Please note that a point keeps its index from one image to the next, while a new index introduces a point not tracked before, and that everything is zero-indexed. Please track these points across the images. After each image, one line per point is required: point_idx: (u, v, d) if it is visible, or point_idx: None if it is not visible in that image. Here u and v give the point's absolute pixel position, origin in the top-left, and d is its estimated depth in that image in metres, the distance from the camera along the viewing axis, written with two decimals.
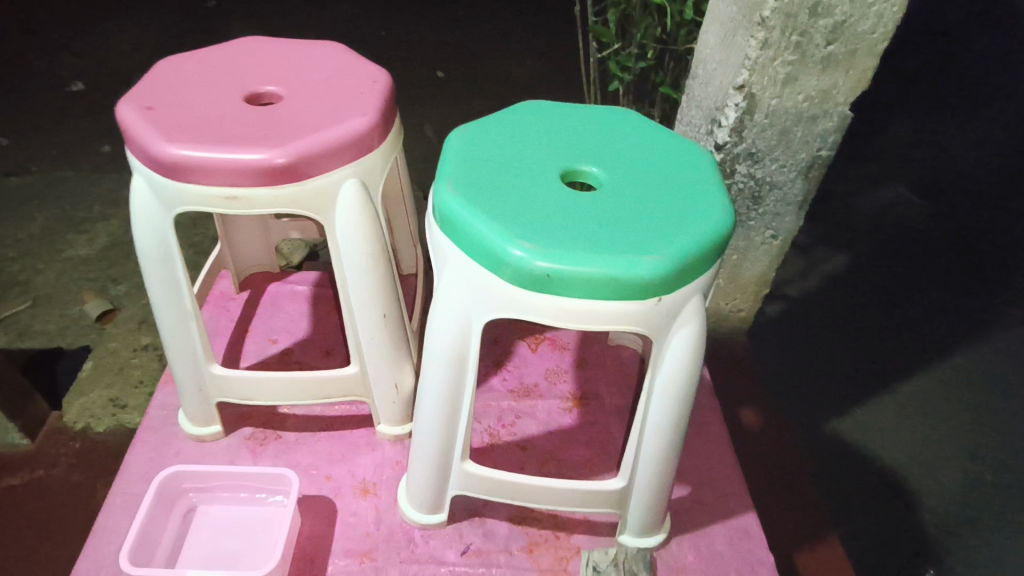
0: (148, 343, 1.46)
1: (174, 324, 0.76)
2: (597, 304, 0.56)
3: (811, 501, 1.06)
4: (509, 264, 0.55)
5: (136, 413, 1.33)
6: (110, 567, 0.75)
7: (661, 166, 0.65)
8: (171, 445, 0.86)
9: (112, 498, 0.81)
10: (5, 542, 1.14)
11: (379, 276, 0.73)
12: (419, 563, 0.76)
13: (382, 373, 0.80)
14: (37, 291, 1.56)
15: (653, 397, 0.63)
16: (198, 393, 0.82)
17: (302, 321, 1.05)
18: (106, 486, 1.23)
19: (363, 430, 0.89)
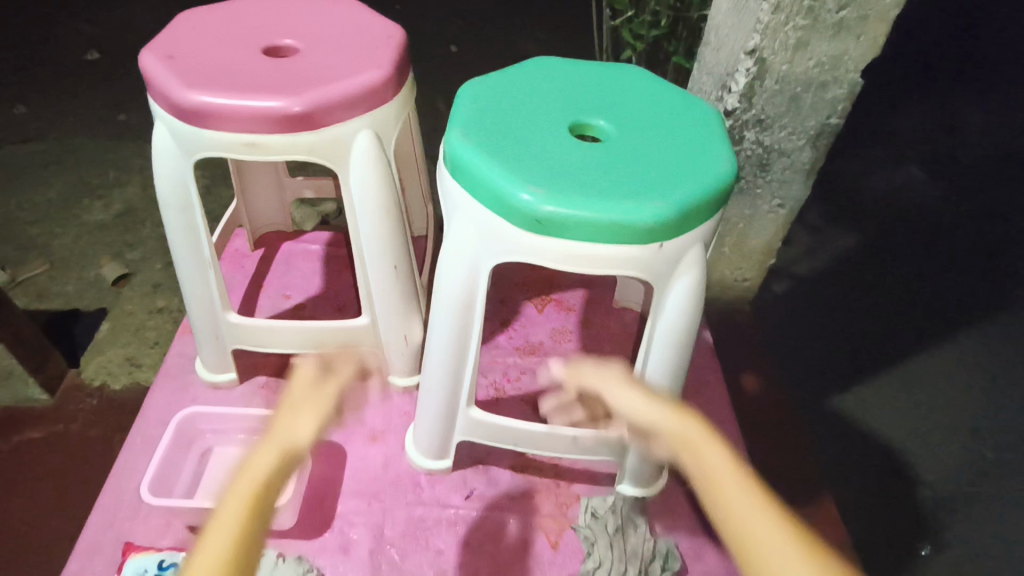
0: (162, 306, 1.50)
1: (192, 272, 0.78)
2: (600, 249, 0.58)
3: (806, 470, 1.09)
4: (517, 208, 0.57)
5: (152, 371, 1.38)
6: (131, 502, 0.78)
7: (669, 123, 0.66)
8: (188, 391, 0.90)
9: (132, 439, 0.85)
10: (26, 491, 1.19)
11: (391, 227, 0.75)
12: (424, 506, 0.79)
13: (392, 324, 0.83)
14: (55, 254, 1.60)
15: (651, 348, 0.65)
16: (215, 341, 0.85)
17: (314, 279, 1.07)
18: (121, 440, 1.28)
19: (373, 381, 0.92)
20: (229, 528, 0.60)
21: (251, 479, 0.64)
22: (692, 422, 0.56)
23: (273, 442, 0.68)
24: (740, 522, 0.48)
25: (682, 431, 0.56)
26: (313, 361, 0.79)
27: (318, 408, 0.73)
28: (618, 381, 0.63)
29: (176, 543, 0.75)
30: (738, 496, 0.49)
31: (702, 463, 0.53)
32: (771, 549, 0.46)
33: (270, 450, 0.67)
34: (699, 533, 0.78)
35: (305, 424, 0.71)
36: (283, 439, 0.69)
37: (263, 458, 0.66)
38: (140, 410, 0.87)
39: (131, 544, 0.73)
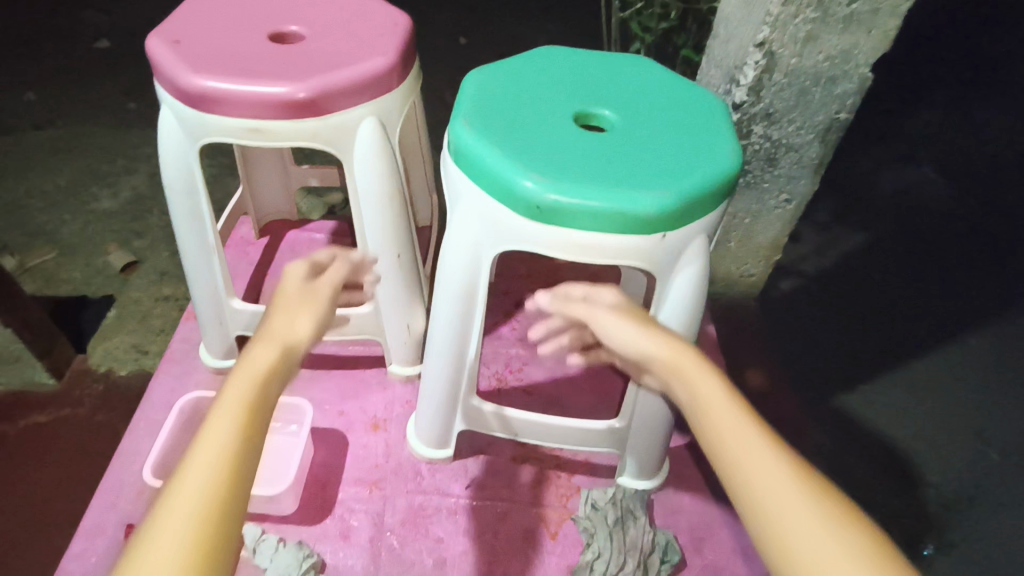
0: (168, 294, 1.51)
1: (197, 257, 0.79)
2: (603, 238, 0.57)
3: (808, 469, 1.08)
4: (520, 196, 0.57)
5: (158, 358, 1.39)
6: (134, 484, 0.79)
7: (675, 113, 0.65)
8: (192, 376, 0.90)
9: (136, 423, 0.85)
10: (33, 474, 1.20)
11: (395, 217, 0.75)
12: (425, 494, 0.79)
13: (395, 313, 0.83)
14: (64, 240, 1.61)
15: None
16: (219, 327, 0.85)
17: None
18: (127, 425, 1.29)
19: (376, 369, 0.92)
20: (222, 442, 0.42)
21: (247, 374, 0.46)
22: (688, 354, 0.53)
23: (273, 334, 0.50)
24: (742, 454, 0.46)
25: (678, 362, 0.52)
26: (306, 261, 0.57)
27: (317, 311, 0.53)
28: (607, 309, 0.58)
29: None
30: (739, 431, 0.47)
31: (702, 395, 0.50)
32: (772, 477, 0.44)
33: (271, 345, 0.49)
34: (699, 526, 0.78)
35: (305, 321, 0.52)
36: (282, 334, 0.50)
37: (260, 358, 0.47)
38: (145, 394, 0.88)
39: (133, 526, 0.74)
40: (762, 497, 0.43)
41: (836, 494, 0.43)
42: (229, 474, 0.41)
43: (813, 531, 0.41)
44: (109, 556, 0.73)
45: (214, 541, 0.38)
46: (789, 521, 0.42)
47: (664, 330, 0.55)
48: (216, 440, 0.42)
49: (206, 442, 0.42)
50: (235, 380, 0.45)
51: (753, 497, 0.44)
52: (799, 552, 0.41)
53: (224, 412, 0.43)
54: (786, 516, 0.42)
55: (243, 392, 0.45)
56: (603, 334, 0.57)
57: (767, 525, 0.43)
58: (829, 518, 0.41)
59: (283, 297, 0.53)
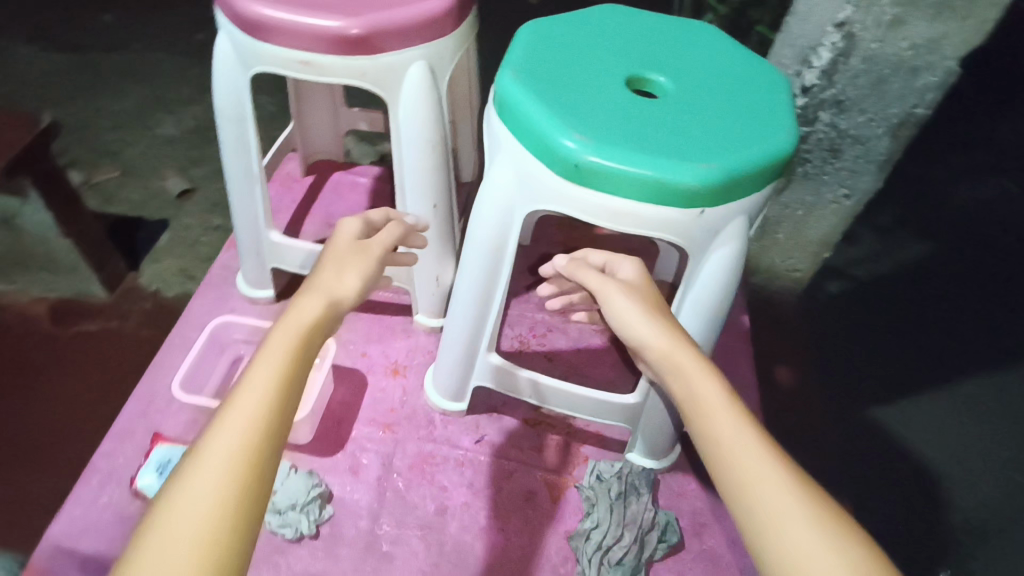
0: (218, 225, 1.56)
1: (240, 186, 0.80)
2: (639, 207, 0.56)
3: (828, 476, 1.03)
4: (559, 154, 0.55)
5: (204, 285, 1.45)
6: (163, 397, 0.82)
7: (733, 86, 0.62)
8: (228, 302, 0.93)
9: (172, 338, 0.88)
10: (81, 378, 1.28)
11: (434, 165, 0.75)
12: (435, 443, 0.81)
13: (426, 264, 0.83)
14: (126, 161, 1.67)
15: (679, 308, 0.63)
16: (256, 257, 0.87)
17: (359, 211, 1.09)
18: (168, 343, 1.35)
19: (402, 317, 0.93)
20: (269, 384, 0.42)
21: (293, 325, 0.46)
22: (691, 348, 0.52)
23: (321, 286, 0.50)
24: (736, 451, 0.45)
25: (679, 355, 0.51)
26: (359, 220, 0.58)
27: (366, 268, 0.53)
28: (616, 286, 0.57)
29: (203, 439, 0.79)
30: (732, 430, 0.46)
31: (696, 391, 0.49)
32: (762, 479, 0.43)
33: (318, 298, 0.49)
34: (703, 512, 0.78)
35: (353, 277, 0.52)
36: (331, 287, 0.50)
37: (310, 309, 0.48)
38: (183, 312, 0.91)
39: (159, 434, 0.77)
40: (756, 495, 0.43)
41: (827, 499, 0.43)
42: (270, 418, 0.41)
43: (806, 531, 0.41)
44: (135, 459, 0.77)
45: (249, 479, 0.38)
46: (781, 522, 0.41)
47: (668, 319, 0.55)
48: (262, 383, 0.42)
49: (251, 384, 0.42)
50: (281, 326, 0.46)
51: (744, 496, 0.43)
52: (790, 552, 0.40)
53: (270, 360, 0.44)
54: (779, 516, 0.42)
55: (288, 339, 0.45)
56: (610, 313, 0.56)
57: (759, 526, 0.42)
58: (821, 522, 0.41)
59: (334, 252, 0.54)
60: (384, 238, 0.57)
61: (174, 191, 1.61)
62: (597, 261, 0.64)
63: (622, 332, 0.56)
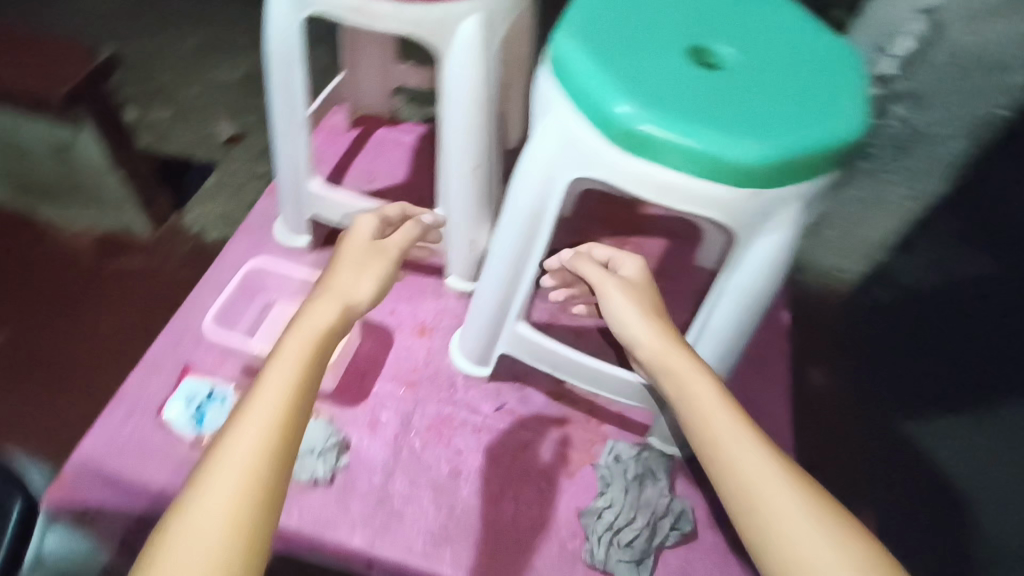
0: (263, 172, 1.57)
1: (284, 131, 0.79)
2: (688, 183, 0.54)
3: (854, 483, 0.99)
4: (610, 120, 0.53)
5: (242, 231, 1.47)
6: (194, 334, 0.84)
7: (803, 65, 0.58)
8: (265, 246, 0.93)
9: (207, 279, 0.89)
10: (124, 310, 1.33)
11: (480, 123, 0.73)
12: (454, 406, 0.81)
13: (461, 227, 0.82)
14: (180, 102, 1.70)
15: (718, 293, 0.60)
16: (295, 205, 0.87)
17: (402, 168, 1.08)
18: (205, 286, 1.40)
19: (434, 278, 0.93)
20: (291, 375, 0.47)
21: (317, 316, 0.51)
22: (682, 345, 0.56)
23: (341, 284, 0.55)
24: (734, 448, 0.49)
25: (672, 355, 0.56)
26: (373, 222, 0.63)
27: (382, 268, 0.58)
28: (616, 284, 0.61)
29: (230, 377, 0.80)
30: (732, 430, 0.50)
31: (693, 390, 0.53)
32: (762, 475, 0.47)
33: (337, 296, 0.53)
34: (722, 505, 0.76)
35: (370, 277, 0.57)
36: (349, 285, 0.55)
37: (329, 307, 0.52)
38: (221, 253, 0.92)
39: (189, 367, 0.80)
40: (746, 473, 0.48)
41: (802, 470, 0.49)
42: (286, 415, 0.45)
43: (792, 504, 0.46)
44: (164, 390, 0.79)
45: (266, 476, 0.42)
46: (770, 496, 0.46)
47: (666, 325, 0.59)
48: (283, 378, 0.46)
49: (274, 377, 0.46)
50: (302, 322, 0.50)
51: (746, 494, 0.47)
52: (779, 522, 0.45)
53: (293, 350, 0.48)
54: (767, 493, 0.46)
55: (310, 334, 0.49)
56: (611, 312, 0.60)
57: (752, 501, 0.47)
58: (801, 492, 0.46)
59: (349, 252, 0.59)
60: (397, 238, 0.63)
61: (222, 136, 1.64)
62: (601, 258, 0.68)
63: (622, 332, 0.60)
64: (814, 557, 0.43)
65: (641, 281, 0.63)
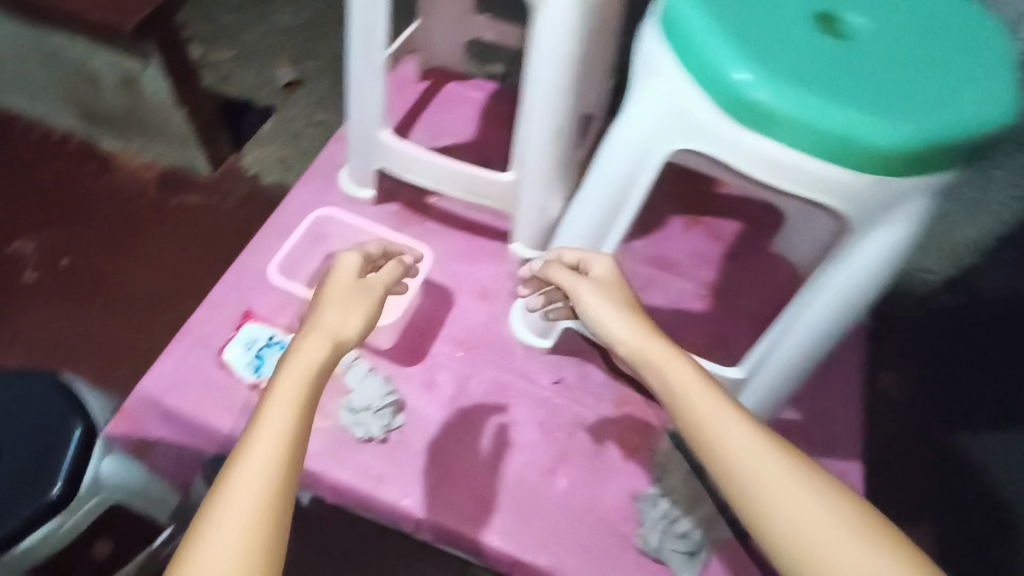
0: (321, 120, 1.58)
1: (360, 76, 0.76)
2: (807, 163, 0.49)
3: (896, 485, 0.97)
4: (728, 88, 0.49)
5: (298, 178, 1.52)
6: (255, 279, 0.83)
7: (945, 40, 0.53)
8: (328, 195, 0.92)
9: (271, 223, 0.88)
10: (189, 243, 1.43)
11: (568, 82, 0.69)
12: (512, 374, 0.79)
13: (533, 191, 0.79)
14: (242, 43, 1.68)
15: (816, 286, 0.56)
16: (364, 154, 0.85)
17: (470, 126, 1.04)
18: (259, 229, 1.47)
19: (497, 243, 0.90)
20: (280, 434, 0.42)
21: (299, 373, 0.46)
22: (655, 334, 0.51)
23: (323, 326, 0.49)
24: (735, 454, 0.44)
25: (646, 349, 0.50)
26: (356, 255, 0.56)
27: (368, 308, 0.53)
28: (590, 285, 0.54)
29: (288, 325, 0.80)
30: (729, 429, 0.45)
31: (676, 391, 0.48)
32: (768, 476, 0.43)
33: (321, 340, 0.48)
34: None
35: (357, 318, 0.52)
36: (336, 329, 0.50)
37: (315, 355, 0.47)
38: (286, 198, 0.91)
39: (250, 312, 0.79)
40: (733, 467, 0.44)
41: (787, 440, 0.45)
42: (271, 501, 0.40)
43: (784, 488, 0.42)
44: (225, 331, 0.79)
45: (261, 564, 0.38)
46: (759, 482, 0.43)
47: (644, 318, 0.53)
48: (271, 440, 0.42)
49: (265, 435, 0.42)
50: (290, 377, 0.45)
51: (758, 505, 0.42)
52: (773, 509, 0.42)
53: (273, 423, 0.43)
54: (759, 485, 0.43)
55: (295, 391, 0.45)
56: (587, 315, 0.54)
57: (740, 493, 0.43)
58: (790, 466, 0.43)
59: (332, 292, 0.52)
60: (383, 276, 0.56)
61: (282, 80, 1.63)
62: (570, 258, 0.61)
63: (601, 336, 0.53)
64: (814, 539, 0.40)
65: (612, 271, 0.57)
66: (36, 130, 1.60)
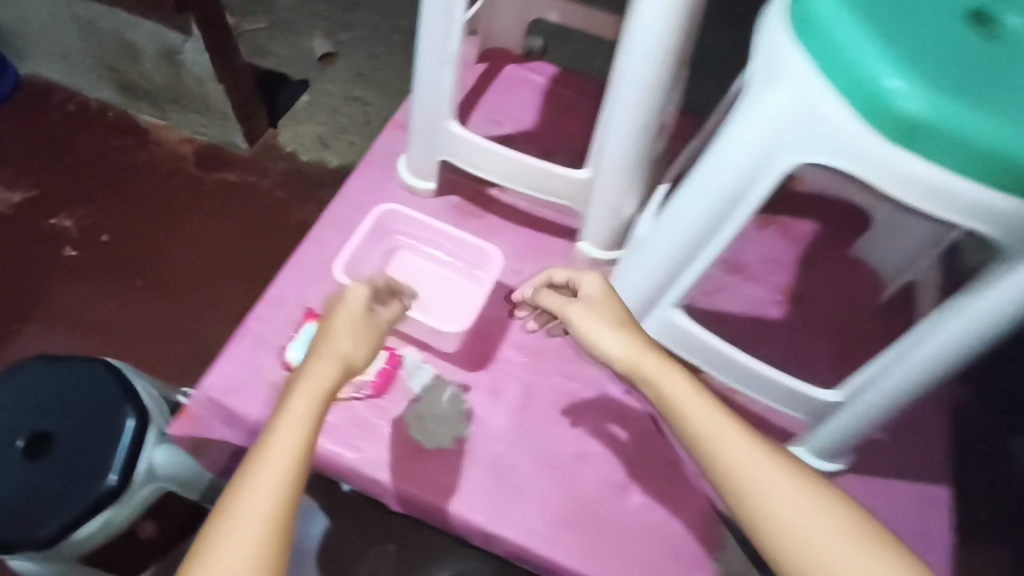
0: (358, 97, 1.55)
1: (431, 67, 0.71)
2: (957, 184, 0.45)
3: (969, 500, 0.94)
4: (875, 97, 0.44)
5: (336, 157, 1.49)
6: (314, 275, 0.80)
7: None
8: (387, 187, 0.88)
9: (329, 216, 0.85)
10: (229, 224, 1.42)
11: (661, 76, 0.63)
12: (583, 384, 0.76)
13: (609, 191, 0.74)
14: (276, 14, 1.63)
15: (946, 318, 0.51)
16: (428, 145, 0.80)
17: (531, 112, 0.99)
18: (296, 213, 1.44)
19: (563, 241, 0.86)
20: (298, 442, 0.48)
21: (311, 386, 0.52)
22: (649, 347, 0.56)
23: (336, 347, 0.55)
24: (724, 446, 0.50)
25: (642, 362, 0.55)
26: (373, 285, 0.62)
27: (373, 334, 0.59)
28: (578, 307, 0.60)
29: None
30: (718, 425, 0.51)
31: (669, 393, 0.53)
32: (752, 466, 0.48)
33: (334, 360, 0.54)
34: None
35: (364, 340, 0.57)
36: (344, 349, 0.56)
37: (323, 377, 0.52)
38: (342, 189, 0.87)
39: (311, 311, 0.76)
40: (733, 468, 0.49)
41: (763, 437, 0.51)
42: (283, 498, 0.46)
43: (766, 475, 0.48)
44: (285, 331, 0.76)
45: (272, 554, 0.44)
46: (756, 484, 0.48)
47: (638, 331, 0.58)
48: (286, 441, 0.48)
49: (280, 443, 0.48)
50: (299, 396, 0.50)
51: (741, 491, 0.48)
52: (772, 510, 0.47)
53: (287, 429, 0.49)
54: (745, 473, 0.48)
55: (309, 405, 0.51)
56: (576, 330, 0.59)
57: (741, 496, 0.48)
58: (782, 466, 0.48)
59: (344, 315, 0.58)
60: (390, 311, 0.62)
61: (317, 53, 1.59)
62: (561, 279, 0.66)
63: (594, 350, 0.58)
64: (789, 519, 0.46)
65: (603, 289, 0.61)
66: (73, 103, 1.57)
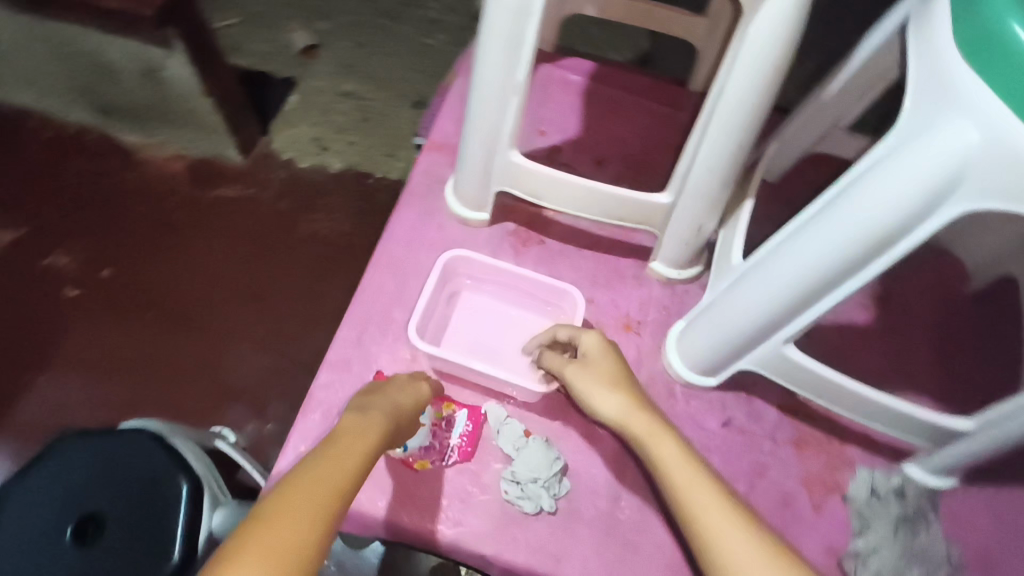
0: (348, 90, 1.44)
1: (493, 93, 0.63)
2: None
3: None
4: None
5: (337, 160, 1.38)
6: (376, 329, 0.74)
7: None
8: (435, 219, 0.80)
9: (379, 259, 0.78)
10: (235, 245, 1.32)
11: (767, 98, 0.56)
12: (678, 420, 0.72)
13: (694, 213, 0.68)
14: (248, 7, 1.51)
15: None
16: (484, 174, 0.73)
17: (574, 116, 0.91)
18: (305, 222, 1.34)
19: (633, 261, 0.80)
20: (351, 459, 0.50)
21: (360, 429, 0.54)
22: (644, 411, 0.58)
23: (382, 407, 0.58)
24: (697, 505, 0.51)
25: (634, 425, 0.58)
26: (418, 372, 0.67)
27: (410, 409, 0.61)
28: (577, 369, 0.63)
29: None
30: (697, 487, 0.52)
31: (657, 453, 0.55)
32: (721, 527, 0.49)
33: (380, 416, 0.56)
34: (988, 542, 0.68)
35: (404, 406, 0.60)
36: (388, 409, 0.58)
37: (371, 425, 0.55)
38: (388, 226, 0.80)
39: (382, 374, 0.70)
40: (704, 529, 0.50)
41: (744, 507, 0.51)
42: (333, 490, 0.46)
43: (734, 539, 0.48)
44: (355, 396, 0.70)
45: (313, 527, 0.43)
46: (715, 540, 0.49)
47: (638, 393, 0.61)
48: (337, 456, 0.49)
49: (332, 455, 0.50)
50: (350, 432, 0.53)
51: (713, 552, 0.49)
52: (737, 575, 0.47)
53: (341, 450, 0.51)
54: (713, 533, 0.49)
55: (361, 442, 0.52)
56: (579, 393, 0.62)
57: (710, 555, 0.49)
58: (743, 526, 0.49)
59: (390, 388, 0.61)
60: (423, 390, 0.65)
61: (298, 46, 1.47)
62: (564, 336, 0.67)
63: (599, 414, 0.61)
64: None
65: (601, 347, 0.63)
66: (48, 129, 1.43)
